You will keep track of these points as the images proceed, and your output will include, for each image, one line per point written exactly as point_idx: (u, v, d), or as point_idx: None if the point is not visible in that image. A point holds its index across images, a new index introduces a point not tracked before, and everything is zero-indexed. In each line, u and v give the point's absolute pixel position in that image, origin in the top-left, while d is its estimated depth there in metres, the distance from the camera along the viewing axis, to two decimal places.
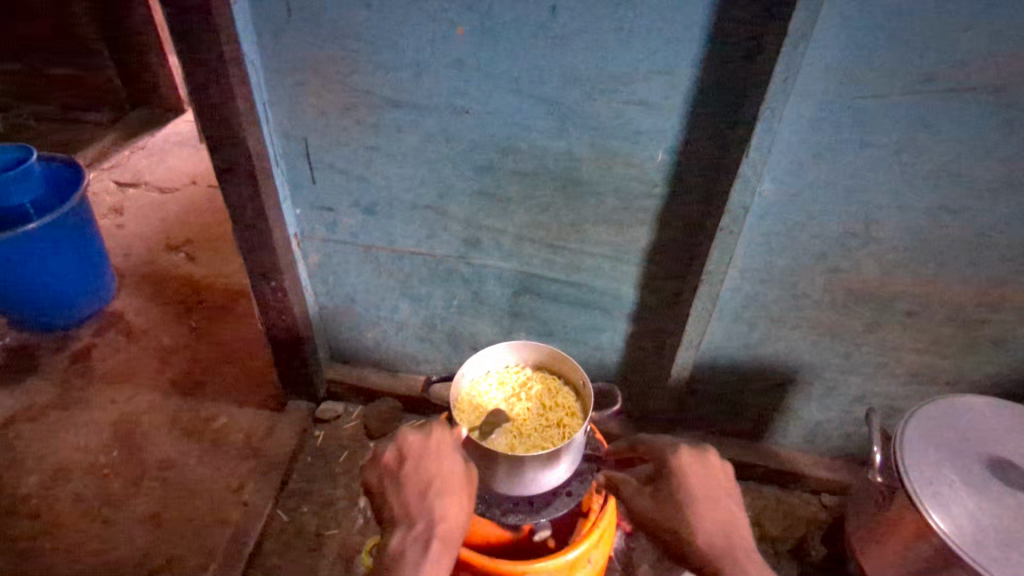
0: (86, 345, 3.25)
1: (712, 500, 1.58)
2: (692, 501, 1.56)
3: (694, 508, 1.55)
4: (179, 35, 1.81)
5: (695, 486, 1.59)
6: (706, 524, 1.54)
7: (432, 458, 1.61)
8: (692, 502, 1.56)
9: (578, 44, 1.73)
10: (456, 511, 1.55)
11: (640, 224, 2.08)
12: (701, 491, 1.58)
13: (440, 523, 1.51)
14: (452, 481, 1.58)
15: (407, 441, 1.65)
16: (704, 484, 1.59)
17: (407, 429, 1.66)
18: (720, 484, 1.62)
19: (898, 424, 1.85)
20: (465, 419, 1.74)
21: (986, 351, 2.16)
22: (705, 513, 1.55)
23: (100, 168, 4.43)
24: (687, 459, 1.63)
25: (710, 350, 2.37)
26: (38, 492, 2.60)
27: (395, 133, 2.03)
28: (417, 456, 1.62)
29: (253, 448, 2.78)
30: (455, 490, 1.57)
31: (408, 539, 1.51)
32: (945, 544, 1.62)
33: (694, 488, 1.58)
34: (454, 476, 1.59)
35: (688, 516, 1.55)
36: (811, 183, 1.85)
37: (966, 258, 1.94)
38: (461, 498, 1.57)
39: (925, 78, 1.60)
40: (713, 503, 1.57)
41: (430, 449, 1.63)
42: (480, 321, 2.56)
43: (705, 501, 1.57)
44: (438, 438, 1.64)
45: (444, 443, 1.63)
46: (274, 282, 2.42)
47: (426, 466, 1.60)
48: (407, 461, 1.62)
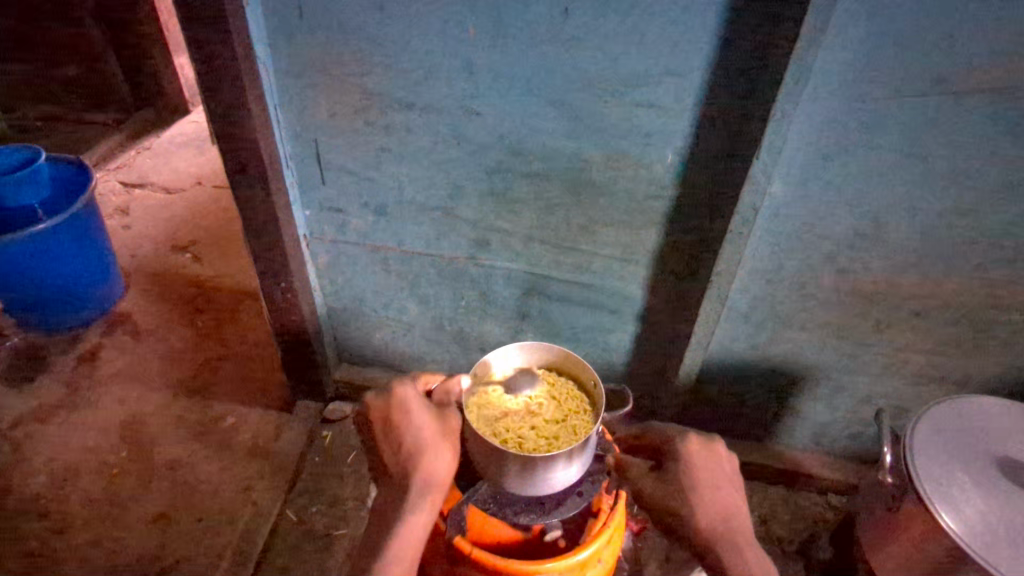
0: (94, 345, 3.26)
1: (715, 487, 1.61)
2: (696, 485, 1.60)
3: (698, 492, 1.59)
4: (193, 38, 1.82)
5: (700, 471, 1.62)
6: (707, 508, 1.58)
7: (403, 416, 1.72)
8: (697, 486, 1.60)
9: (590, 46, 1.73)
10: (433, 458, 1.65)
11: (649, 225, 2.09)
12: (706, 477, 1.62)
13: (418, 469, 1.64)
14: (424, 433, 1.68)
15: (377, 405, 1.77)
16: (710, 471, 1.63)
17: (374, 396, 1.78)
18: (724, 473, 1.66)
19: (907, 425, 1.86)
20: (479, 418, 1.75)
21: (993, 353, 2.17)
22: (708, 497, 1.59)
23: (105, 168, 4.45)
24: (696, 447, 1.66)
25: (718, 351, 2.38)
26: (49, 492, 2.61)
27: (405, 135, 2.04)
28: (390, 417, 1.73)
29: (261, 448, 2.79)
30: (428, 441, 1.67)
31: (394, 487, 1.66)
32: (954, 543, 1.63)
33: (700, 474, 1.62)
34: (425, 428, 1.68)
35: (690, 499, 1.59)
36: (821, 185, 1.86)
37: (975, 259, 1.94)
38: (438, 448, 1.66)
39: (934, 82, 1.61)
40: (717, 490, 1.61)
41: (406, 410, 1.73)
42: (488, 322, 2.58)
43: (709, 487, 1.60)
44: (405, 398, 1.75)
45: (410, 400, 1.74)
46: (284, 282, 2.43)
47: (399, 425, 1.71)
48: (383, 423, 1.74)
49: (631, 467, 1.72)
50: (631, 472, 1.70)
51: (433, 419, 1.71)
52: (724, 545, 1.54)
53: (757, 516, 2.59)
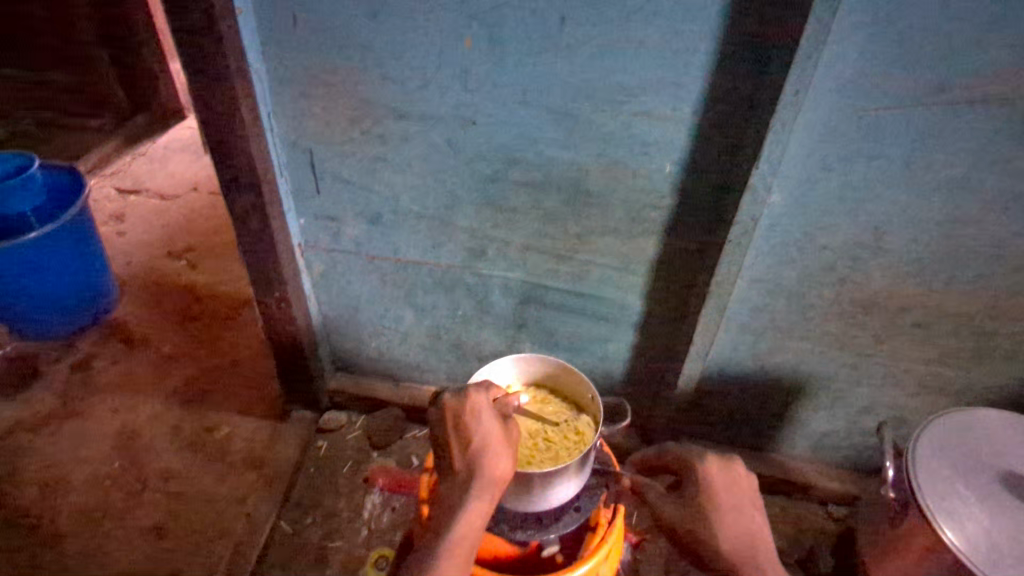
0: (88, 354, 3.24)
1: (738, 510, 1.57)
2: (716, 508, 1.56)
3: (720, 516, 1.55)
4: (184, 46, 1.80)
5: (720, 493, 1.58)
6: (730, 532, 1.53)
7: (472, 419, 1.53)
8: (719, 510, 1.55)
9: (587, 55, 1.71)
10: (498, 463, 1.49)
11: (647, 235, 2.07)
12: (728, 500, 1.57)
13: (481, 474, 1.48)
14: (492, 439, 1.51)
15: (445, 403, 1.56)
16: (731, 494, 1.59)
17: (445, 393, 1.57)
18: (746, 495, 1.61)
19: (909, 438, 1.83)
20: None
21: (996, 363, 2.15)
22: (731, 521, 1.54)
23: (100, 174, 4.42)
24: (714, 467, 1.62)
25: (717, 361, 2.36)
26: (40, 503, 2.58)
27: (401, 143, 2.02)
28: (456, 417, 1.54)
29: (256, 458, 2.76)
30: (496, 445, 1.50)
31: (456, 486, 1.51)
32: (958, 559, 1.60)
33: (720, 497, 1.57)
34: (491, 426, 1.52)
35: (711, 523, 1.54)
36: (821, 194, 1.83)
37: (977, 269, 1.92)
38: (502, 446, 1.50)
39: (935, 91, 1.59)
40: (739, 512, 1.57)
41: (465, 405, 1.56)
42: (485, 331, 2.55)
43: (731, 511, 1.56)
44: (476, 401, 1.56)
45: (479, 399, 1.57)
46: (278, 291, 2.40)
47: (465, 427, 1.53)
48: (447, 422, 1.55)
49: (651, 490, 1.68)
50: (652, 497, 1.66)
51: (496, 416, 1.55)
52: (749, 570, 1.50)
53: None
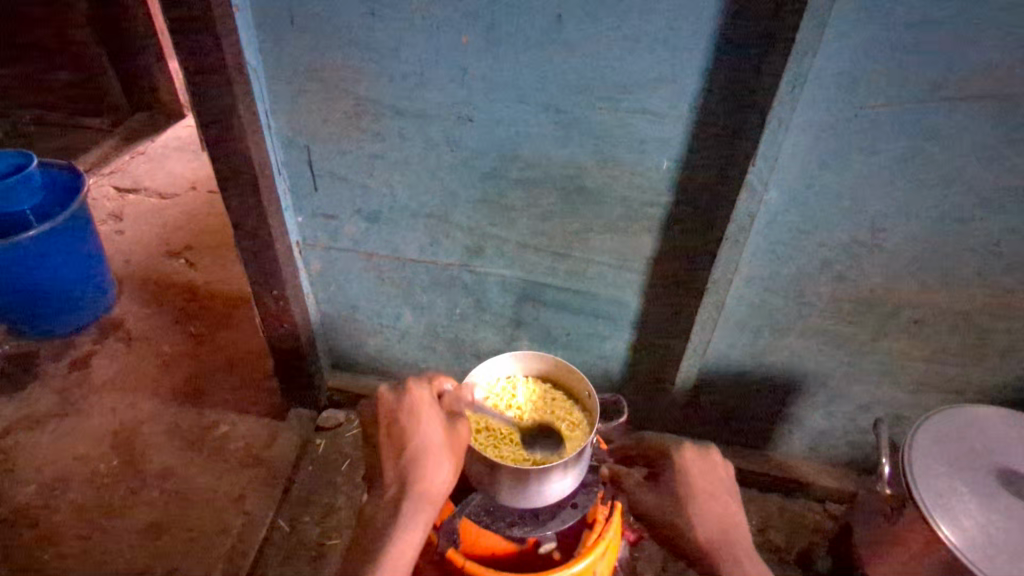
0: (86, 352, 3.24)
1: (712, 496, 1.59)
2: (693, 496, 1.58)
3: (694, 503, 1.57)
4: (183, 43, 1.80)
5: (697, 481, 1.60)
6: (704, 518, 1.55)
7: (411, 419, 1.58)
8: (693, 497, 1.58)
9: (584, 52, 1.71)
10: (434, 467, 1.52)
11: (645, 232, 2.07)
12: (702, 486, 1.60)
13: (416, 480, 1.50)
14: (431, 441, 1.54)
15: (386, 402, 1.63)
16: (706, 481, 1.61)
17: (385, 391, 1.64)
18: (722, 483, 1.63)
19: (906, 435, 1.83)
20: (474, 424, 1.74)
21: (993, 361, 2.15)
22: (704, 508, 1.57)
23: (99, 173, 4.42)
24: (690, 455, 1.64)
25: (714, 358, 2.36)
26: (38, 501, 2.58)
27: (398, 141, 2.02)
28: (395, 417, 1.60)
29: (254, 457, 2.76)
30: (434, 449, 1.53)
31: (387, 497, 1.52)
32: (954, 555, 1.61)
33: (695, 484, 1.60)
34: (433, 435, 1.55)
35: (686, 510, 1.57)
36: (819, 191, 1.84)
37: (974, 267, 1.92)
38: (440, 457, 1.53)
39: (931, 88, 1.59)
40: (714, 499, 1.59)
41: (409, 412, 1.60)
42: (483, 329, 2.55)
43: (705, 497, 1.58)
44: (416, 399, 1.61)
45: (426, 406, 1.60)
46: (276, 289, 2.40)
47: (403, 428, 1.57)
48: (386, 422, 1.60)
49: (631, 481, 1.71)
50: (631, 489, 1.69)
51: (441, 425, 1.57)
52: (723, 556, 1.50)
53: (755, 525, 2.56)
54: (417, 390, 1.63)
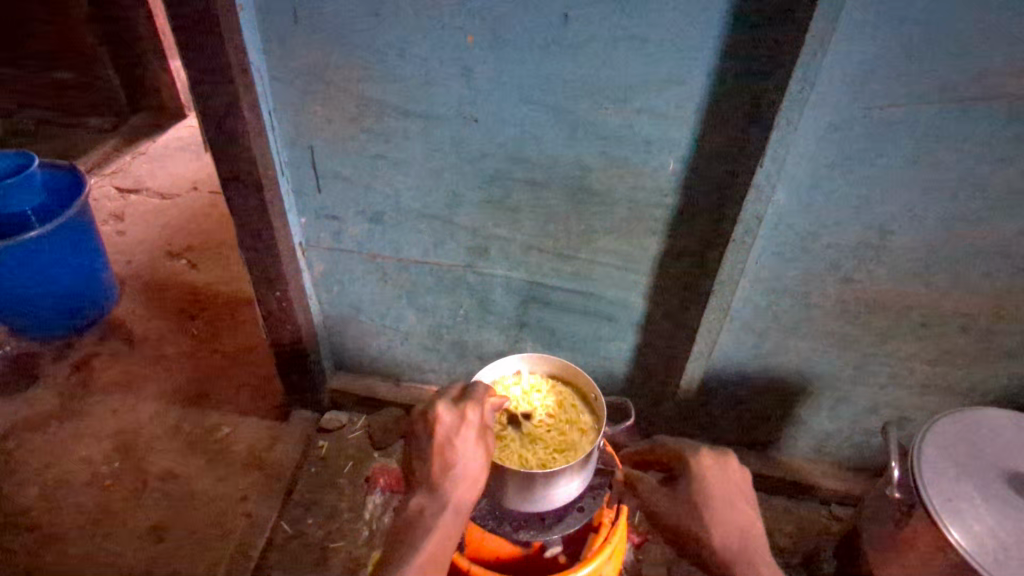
0: (87, 353, 3.22)
1: (729, 503, 1.58)
2: (710, 502, 1.56)
3: (711, 509, 1.56)
4: (185, 43, 1.79)
5: (714, 487, 1.59)
6: (722, 525, 1.54)
7: (459, 444, 1.45)
8: (710, 504, 1.56)
9: (591, 52, 1.70)
10: (470, 494, 1.46)
11: (650, 234, 2.06)
12: (719, 493, 1.58)
13: (451, 504, 1.44)
14: (474, 470, 1.46)
15: (438, 417, 1.47)
16: (724, 488, 1.59)
17: (440, 407, 1.47)
18: (740, 488, 1.62)
19: (914, 438, 1.82)
20: None
21: (1001, 363, 2.13)
22: (722, 515, 1.55)
23: (100, 173, 4.41)
24: (709, 461, 1.63)
25: (720, 360, 2.35)
26: (40, 504, 2.57)
27: (402, 141, 2.00)
28: (444, 438, 1.46)
29: (256, 458, 2.74)
30: (475, 479, 1.46)
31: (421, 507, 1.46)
32: (964, 560, 1.59)
33: (712, 490, 1.58)
34: (474, 461, 1.45)
35: (703, 517, 1.55)
36: (826, 193, 1.82)
37: (982, 269, 1.91)
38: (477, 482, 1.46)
39: (941, 88, 1.58)
40: (731, 506, 1.57)
41: (455, 429, 1.47)
42: (487, 331, 2.54)
43: (723, 504, 1.57)
44: (470, 423, 1.47)
45: (472, 427, 1.47)
46: (279, 290, 2.39)
47: (450, 451, 1.45)
48: (433, 438, 1.47)
49: (645, 485, 1.69)
50: (646, 494, 1.66)
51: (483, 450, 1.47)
52: (740, 563, 1.51)
53: None
54: (473, 412, 1.49)
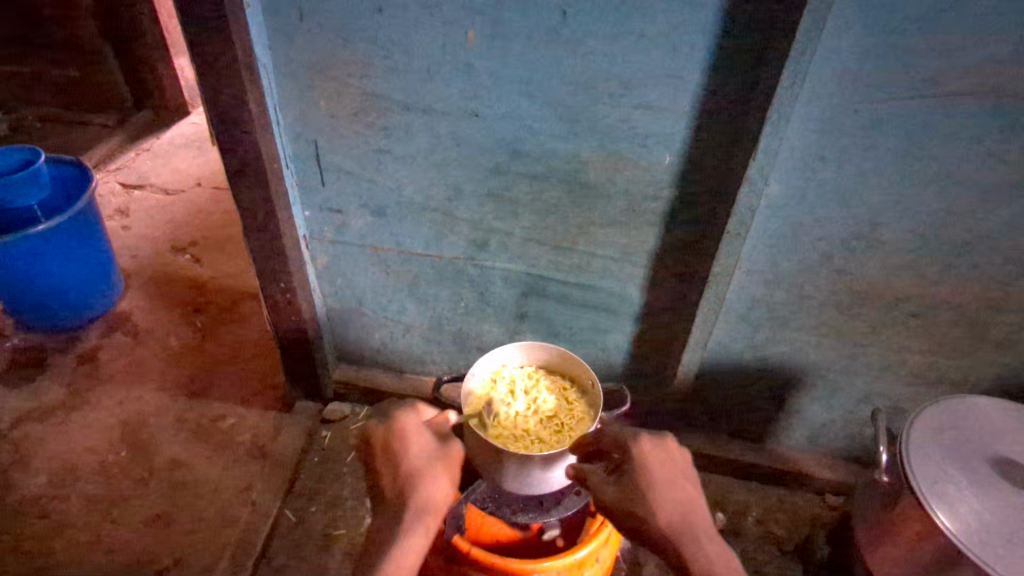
0: (93, 345, 3.27)
1: (672, 486, 1.54)
2: (656, 487, 1.52)
3: (657, 494, 1.52)
4: (194, 40, 1.84)
5: (656, 472, 1.54)
6: (668, 508, 1.51)
7: (400, 445, 1.65)
8: (655, 489, 1.52)
9: (589, 49, 1.75)
10: (430, 488, 1.59)
11: (647, 226, 2.10)
12: (661, 478, 1.54)
13: (413, 498, 1.57)
14: (420, 462, 1.62)
15: (376, 427, 1.70)
16: (664, 471, 1.55)
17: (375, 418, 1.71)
18: (679, 468, 1.59)
19: (904, 425, 1.87)
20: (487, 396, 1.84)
21: (990, 353, 2.18)
22: (667, 498, 1.52)
23: (106, 169, 4.46)
24: (648, 446, 1.58)
25: (716, 351, 2.39)
26: (49, 492, 2.62)
27: (404, 135, 2.05)
28: (387, 443, 1.66)
29: (261, 448, 2.79)
30: (426, 470, 1.61)
31: (387, 513, 1.58)
32: (951, 543, 1.63)
33: (657, 475, 1.54)
34: (424, 454, 1.63)
35: (651, 503, 1.51)
36: (819, 186, 1.87)
37: (971, 260, 1.95)
38: (433, 474, 1.62)
39: (928, 84, 1.63)
40: (673, 487, 1.54)
41: (396, 432, 1.68)
42: (487, 323, 2.58)
43: (665, 487, 1.53)
44: (407, 422, 1.69)
45: (410, 426, 1.68)
46: (284, 282, 2.44)
47: (396, 451, 1.64)
48: (378, 445, 1.67)
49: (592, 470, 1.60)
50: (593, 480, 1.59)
51: (432, 443, 1.67)
52: (687, 543, 1.48)
53: (755, 517, 2.59)
54: (406, 416, 1.71)
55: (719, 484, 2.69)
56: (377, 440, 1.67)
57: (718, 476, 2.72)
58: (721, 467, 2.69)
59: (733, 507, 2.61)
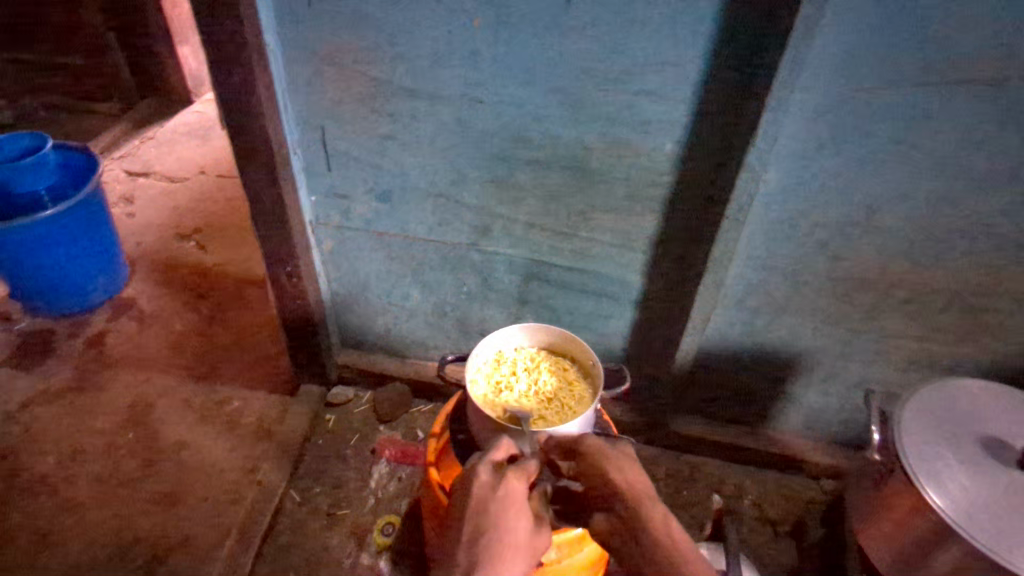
0: (100, 330, 3.31)
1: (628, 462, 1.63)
2: (614, 455, 1.61)
3: (615, 460, 1.60)
4: (204, 25, 1.87)
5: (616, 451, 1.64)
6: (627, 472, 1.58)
7: (496, 514, 1.52)
8: (615, 458, 1.61)
9: (592, 36, 1.78)
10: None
11: (647, 213, 2.14)
12: (620, 453, 1.64)
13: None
14: (506, 544, 1.50)
15: (483, 478, 1.56)
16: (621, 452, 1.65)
17: (487, 469, 1.57)
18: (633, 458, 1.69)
19: (896, 406, 1.91)
20: (490, 377, 1.89)
21: (982, 339, 2.22)
22: (625, 465, 1.60)
23: (110, 157, 4.49)
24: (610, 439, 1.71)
25: (714, 337, 2.44)
26: (57, 471, 2.66)
27: (409, 121, 2.08)
28: (486, 502, 1.53)
29: (266, 430, 2.84)
30: (508, 556, 1.49)
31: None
32: (939, 519, 1.68)
33: (615, 450, 1.64)
34: (513, 537, 1.51)
35: (609, 465, 1.59)
36: (816, 172, 1.91)
37: (964, 247, 2.00)
38: (512, 562, 1.50)
39: (923, 72, 1.66)
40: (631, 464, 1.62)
41: (499, 498, 1.54)
42: (489, 308, 2.63)
43: (623, 459, 1.62)
44: (514, 491, 1.55)
45: (516, 497, 1.55)
46: (290, 267, 2.48)
47: (490, 517, 1.51)
48: (476, 499, 1.54)
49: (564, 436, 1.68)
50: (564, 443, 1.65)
51: (522, 526, 1.54)
52: (641, 501, 1.53)
53: (750, 500, 2.64)
54: (517, 482, 1.56)
55: (714, 467, 2.74)
56: (477, 494, 1.54)
57: (715, 460, 2.77)
58: (718, 451, 2.74)
59: (730, 490, 2.66)
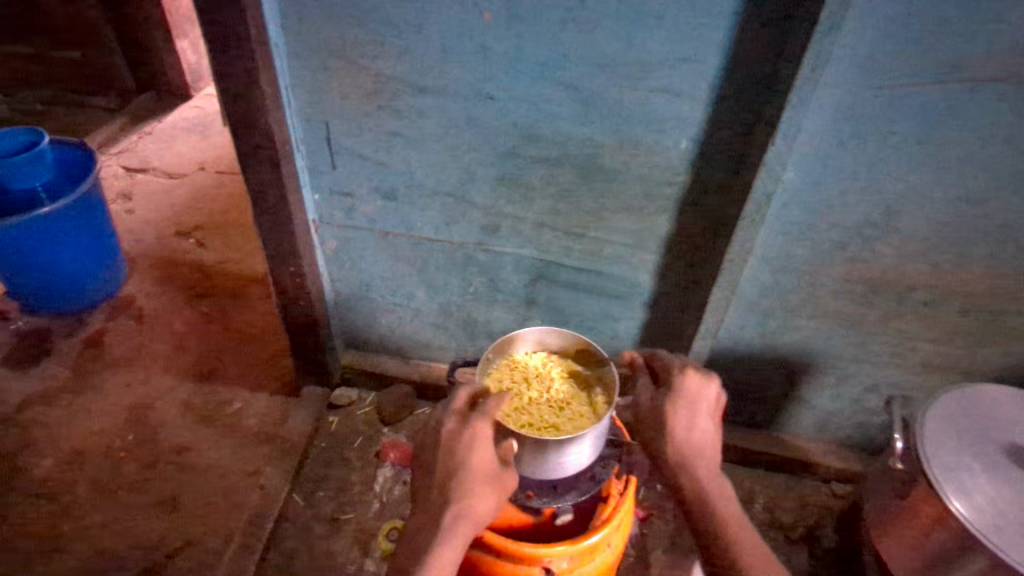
0: (98, 329, 3.26)
1: (690, 421, 1.62)
2: (675, 413, 1.61)
3: (673, 420, 1.61)
4: (205, 18, 1.80)
5: (681, 407, 1.63)
6: (678, 438, 1.60)
7: (464, 452, 1.54)
8: (674, 419, 1.61)
9: (607, 31, 1.72)
10: (480, 506, 1.52)
11: (661, 213, 2.09)
12: (683, 410, 1.62)
13: (463, 511, 1.50)
14: (476, 477, 1.53)
15: (446, 422, 1.59)
16: (690, 407, 1.63)
17: (450, 415, 1.59)
18: (707, 409, 1.65)
19: (918, 413, 1.86)
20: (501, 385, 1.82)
21: (1001, 343, 2.18)
22: (681, 428, 1.60)
23: (108, 152, 4.42)
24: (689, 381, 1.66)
25: (726, 339, 2.39)
26: (55, 474, 2.61)
27: (417, 118, 2.03)
28: (452, 442, 1.56)
29: (268, 432, 2.79)
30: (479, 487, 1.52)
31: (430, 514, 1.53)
32: (964, 529, 1.64)
33: (681, 406, 1.63)
34: (481, 469, 1.53)
35: (663, 426, 1.61)
36: (835, 172, 1.85)
37: (986, 249, 1.94)
38: (484, 493, 1.52)
39: (951, 69, 1.61)
40: (691, 425, 1.61)
41: (463, 437, 1.56)
42: (496, 308, 2.58)
43: (683, 418, 1.61)
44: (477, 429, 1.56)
45: (480, 433, 1.55)
46: (294, 267, 2.43)
47: (457, 455, 1.54)
48: (443, 441, 1.57)
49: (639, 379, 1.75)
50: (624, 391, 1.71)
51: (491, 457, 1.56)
52: (684, 472, 1.58)
53: (761, 504, 2.60)
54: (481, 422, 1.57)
55: (725, 471, 2.70)
56: (442, 437, 1.56)
57: (725, 464, 2.72)
58: (729, 454, 2.69)
59: (740, 494, 2.62)
